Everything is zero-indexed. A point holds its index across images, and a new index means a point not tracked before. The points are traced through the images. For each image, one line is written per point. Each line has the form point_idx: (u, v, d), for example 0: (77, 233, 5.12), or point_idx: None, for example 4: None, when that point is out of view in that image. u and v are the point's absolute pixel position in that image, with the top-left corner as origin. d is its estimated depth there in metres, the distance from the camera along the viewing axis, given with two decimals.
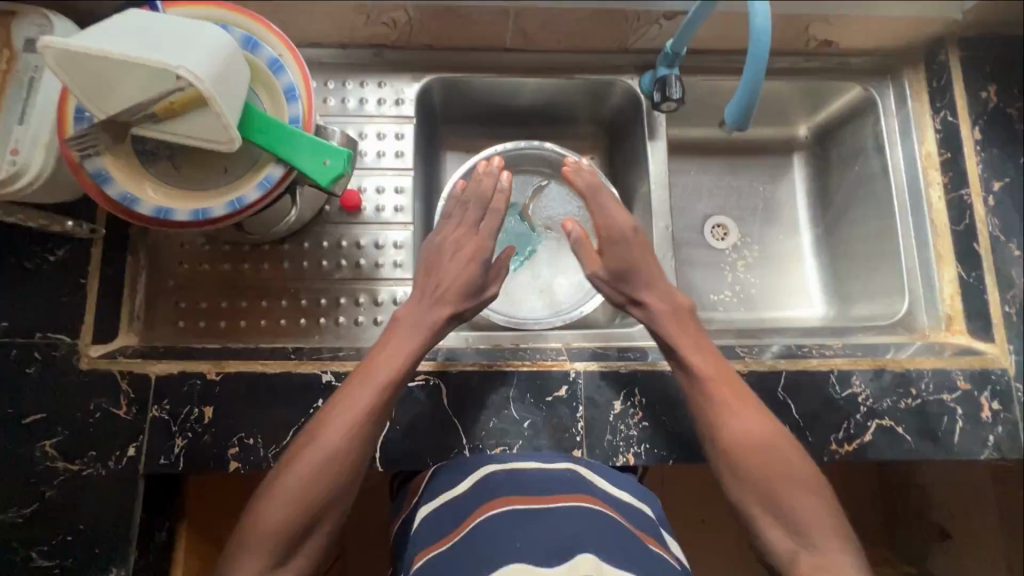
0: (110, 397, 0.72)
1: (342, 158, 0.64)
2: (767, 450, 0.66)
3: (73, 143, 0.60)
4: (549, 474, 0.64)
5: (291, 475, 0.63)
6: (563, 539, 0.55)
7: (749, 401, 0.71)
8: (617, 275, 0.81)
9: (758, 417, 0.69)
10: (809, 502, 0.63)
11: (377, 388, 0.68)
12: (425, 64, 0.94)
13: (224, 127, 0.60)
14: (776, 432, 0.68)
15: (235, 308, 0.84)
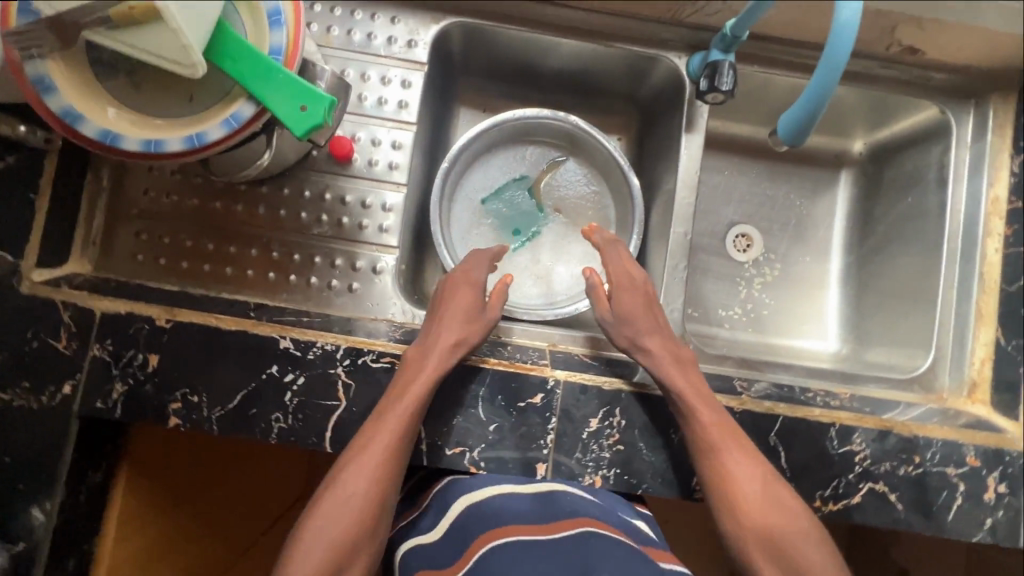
0: (49, 327, 0.66)
1: (323, 106, 0.55)
2: (771, 505, 0.66)
3: (10, 39, 0.51)
4: (539, 502, 0.66)
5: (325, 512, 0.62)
6: (573, 564, 0.59)
7: (748, 453, 0.68)
8: (629, 317, 0.78)
9: (757, 473, 0.67)
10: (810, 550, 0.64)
11: (393, 435, 0.64)
12: (445, 2, 0.81)
13: (181, 49, 0.51)
14: (774, 484, 0.67)
15: (201, 250, 0.77)
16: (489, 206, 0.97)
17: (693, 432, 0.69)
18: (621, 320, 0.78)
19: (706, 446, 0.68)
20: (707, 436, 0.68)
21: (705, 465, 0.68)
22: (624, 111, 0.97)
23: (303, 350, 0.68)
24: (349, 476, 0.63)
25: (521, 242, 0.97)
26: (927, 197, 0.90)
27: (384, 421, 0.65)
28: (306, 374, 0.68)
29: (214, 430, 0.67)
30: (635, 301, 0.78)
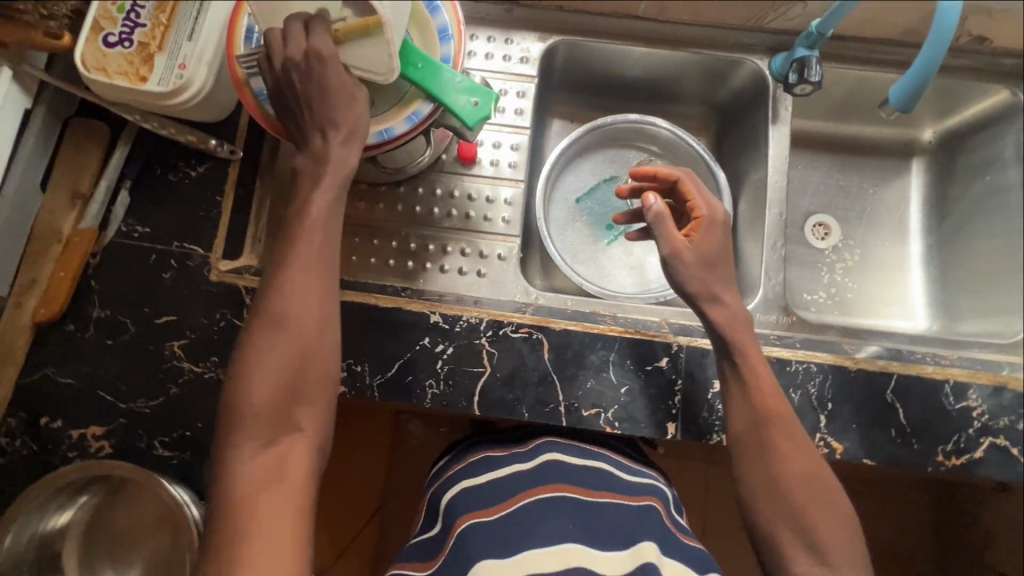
0: (234, 309, 0.77)
1: (490, 100, 0.65)
2: (814, 491, 0.64)
3: (241, 60, 0.63)
4: (589, 468, 0.68)
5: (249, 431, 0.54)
6: (619, 530, 0.61)
7: (799, 437, 0.67)
8: (705, 262, 0.71)
9: (806, 456, 0.66)
10: (844, 546, 0.62)
11: (302, 295, 0.57)
12: (552, 24, 0.93)
13: (387, 57, 0.63)
14: (822, 474, 0.65)
15: (348, 244, 0.87)
16: (581, 204, 1.06)
17: (749, 398, 0.69)
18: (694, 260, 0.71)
19: (757, 419, 0.68)
20: (765, 405, 0.68)
21: (753, 438, 0.67)
22: (704, 112, 1.06)
23: (452, 323, 0.77)
24: (258, 388, 0.55)
25: (613, 236, 1.05)
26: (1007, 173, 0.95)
27: (269, 321, 0.56)
28: (455, 344, 0.76)
29: (375, 396, 0.75)
30: (715, 244, 0.72)
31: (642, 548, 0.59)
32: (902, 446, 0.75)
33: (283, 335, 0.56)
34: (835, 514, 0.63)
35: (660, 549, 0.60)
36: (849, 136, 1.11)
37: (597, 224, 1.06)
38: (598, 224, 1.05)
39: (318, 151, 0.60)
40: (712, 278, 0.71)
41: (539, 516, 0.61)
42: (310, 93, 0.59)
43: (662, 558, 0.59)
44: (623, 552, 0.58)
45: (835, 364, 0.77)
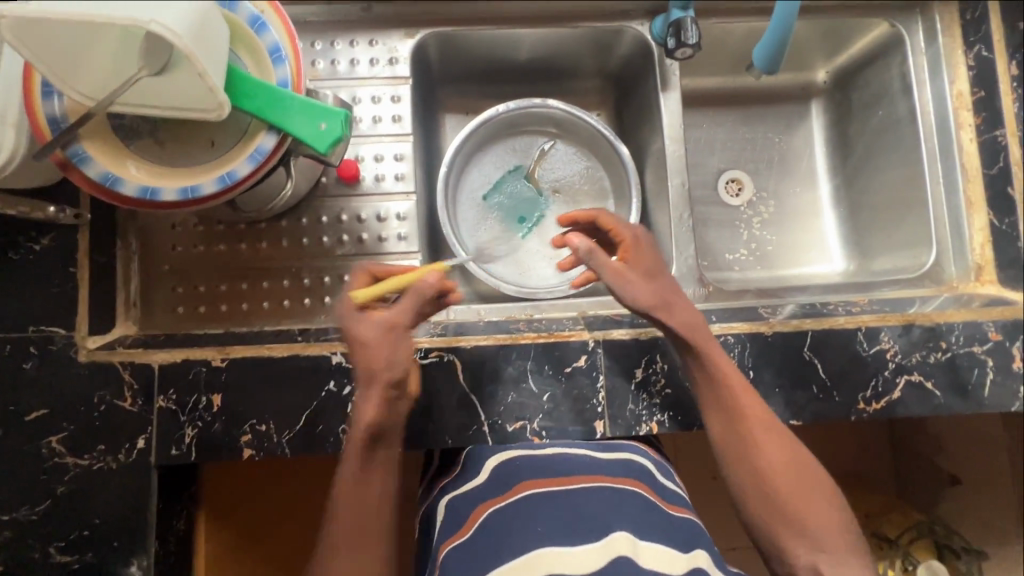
0: (112, 389, 0.70)
1: (340, 120, 0.59)
2: (794, 476, 0.66)
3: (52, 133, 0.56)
4: (565, 459, 0.66)
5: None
6: (592, 517, 0.57)
7: (775, 430, 0.69)
8: (649, 280, 0.73)
9: (780, 441, 0.68)
10: (830, 516, 0.64)
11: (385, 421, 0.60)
12: (416, 17, 0.86)
13: (211, 93, 0.54)
14: (797, 459, 0.67)
15: (235, 291, 0.80)
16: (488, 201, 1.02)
17: (727, 400, 0.69)
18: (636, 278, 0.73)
19: (739, 419, 0.69)
20: (739, 404, 0.69)
21: (739, 438, 0.68)
22: (600, 84, 1.02)
23: (356, 361, 0.72)
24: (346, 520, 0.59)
25: (526, 227, 1.01)
26: (896, 105, 0.95)
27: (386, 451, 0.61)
28: None
29: (287, 453, 0.70)
30: (649, 259, 0.75)
31: (614, 539, 0.54)
32: (824, 401, 0.76)
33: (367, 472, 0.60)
34: (817, 496, 0.65)
35: (634, 536, 0.55)
36: (747, 88, 1.09)
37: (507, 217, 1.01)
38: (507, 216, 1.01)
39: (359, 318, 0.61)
40: (661, 287, 0.73)
41: (513, 521, 0.58)
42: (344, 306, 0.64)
43: (638, 544, 0.55)
44: (594, 544, 0.54)
45: (751, 331, 0.76)
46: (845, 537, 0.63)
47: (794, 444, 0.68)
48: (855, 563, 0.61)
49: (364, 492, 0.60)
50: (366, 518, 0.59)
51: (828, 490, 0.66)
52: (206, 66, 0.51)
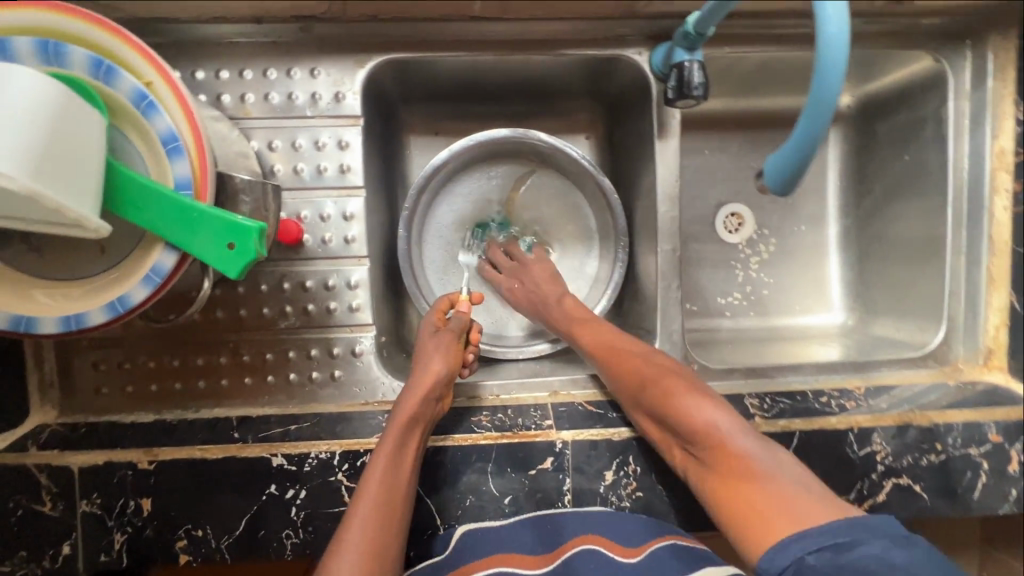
0: (29, 493, 0.63)
1: (254, 237, 0.48)
2: (689, 395, 0.61)
3: None
4: (516, 526, 0.66)
5: (347, 542, 0.56)
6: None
7: (659, 361, 0.66)
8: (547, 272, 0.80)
9: (664, 370, 0.65)
10: (762, 461, 0.55)
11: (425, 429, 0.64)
12: (367, 40, 0.71)
13: (76, 219, 0.42)
14: (688, 381, 0.63)
15: (166, 368, 0.71)
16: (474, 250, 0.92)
17: (602, 350, 0.70)
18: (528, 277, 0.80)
19: (628, 383, 0.67)
20: (614, 350, 0.69)
21: (626, 379, 0.67)
22: (589, 108, 0.88)
23: (299, 464, 0.66)
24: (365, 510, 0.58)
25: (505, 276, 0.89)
26: (927, 153, 0.82)
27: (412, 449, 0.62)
28: (307, 486, 0.66)
29: (228, 558, 0.65)
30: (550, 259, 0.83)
31: None
32: None
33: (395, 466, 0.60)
34: (719, 411, 0.59)
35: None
36: (758, 110, 0.95)
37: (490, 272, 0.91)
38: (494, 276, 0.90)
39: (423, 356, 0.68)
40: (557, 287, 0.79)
41: None
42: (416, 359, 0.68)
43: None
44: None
45: None
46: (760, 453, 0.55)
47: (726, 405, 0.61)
48: (777, 478, 0.53)
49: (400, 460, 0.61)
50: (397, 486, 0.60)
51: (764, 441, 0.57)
52: (59, 195, 0.40)
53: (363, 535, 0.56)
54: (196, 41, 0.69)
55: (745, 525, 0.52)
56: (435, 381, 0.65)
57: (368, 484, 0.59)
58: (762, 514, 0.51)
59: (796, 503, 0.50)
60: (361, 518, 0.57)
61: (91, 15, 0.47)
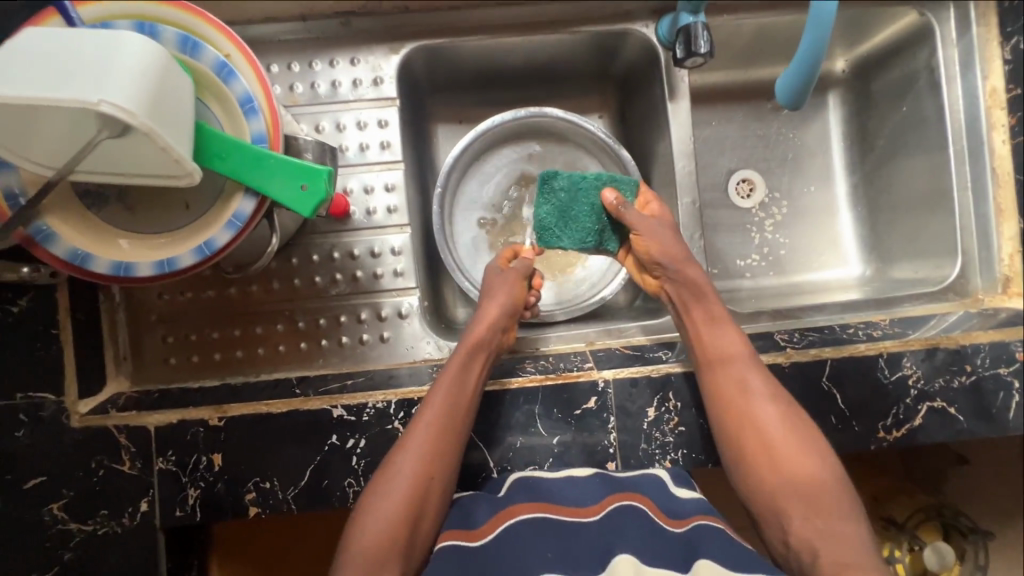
0: (110, 453, 0.67)
1: (322, 180, 0.54)
2: (795, 442, 0.64)
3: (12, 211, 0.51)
4: (572, 480, 0.67)
5: (405, 461, 0.63)
6: (598, 544, 0.61)
7: (782, 399, 0.67)
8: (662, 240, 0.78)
9: (781, 411, 0.66)
10: (840, 520, 0.59)
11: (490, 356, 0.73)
12: (399, 30, 0.79)
13: (175, 161, 0.49)
14: (797, 426, 0.65)
15: (228, 338, 0.77)
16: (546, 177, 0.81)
17: (719, 358, 0.70)
18: (667, 238, 0.76)
19: (723, 357, 0.69)
20: (733, 365, 0.69)
21: (735, 406, 0.67)
22: (602, 88, 0.94)
23: (357, 414, 0.69)
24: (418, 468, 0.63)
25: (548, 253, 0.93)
26: (923, 102, 0.87)
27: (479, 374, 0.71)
28: (366, 435, 0.69)
29: (294, 509, 0.69)
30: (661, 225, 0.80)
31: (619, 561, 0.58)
32: (843, 431, 0.73)
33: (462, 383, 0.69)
34: (816, 463, 0.63)
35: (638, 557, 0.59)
36: (758, 81, 1.02)
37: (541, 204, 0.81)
38: (547, 206, 0.81)
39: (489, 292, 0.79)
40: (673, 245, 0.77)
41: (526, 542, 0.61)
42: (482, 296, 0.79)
43: (641, 567, 0.58)
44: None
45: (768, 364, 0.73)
46: (843, 506, 0.61)
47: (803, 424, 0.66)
48: (851, 532, 0.58)
49: (466, 386, 0.69)
50: (460, 409, 0.67)
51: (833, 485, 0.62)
52: (166, 135, 0.47)
53: (419, 454, 0.63)
54: (247, 40, 0.77)
55: (815, 556, 0.58)
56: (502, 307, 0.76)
57: (434, 396, 0.67)
58: (836, 550, 0.57)
59: (867, 557, 0.56)
60: (422, 426, 0.65)
61: (176, 0, 0.55)
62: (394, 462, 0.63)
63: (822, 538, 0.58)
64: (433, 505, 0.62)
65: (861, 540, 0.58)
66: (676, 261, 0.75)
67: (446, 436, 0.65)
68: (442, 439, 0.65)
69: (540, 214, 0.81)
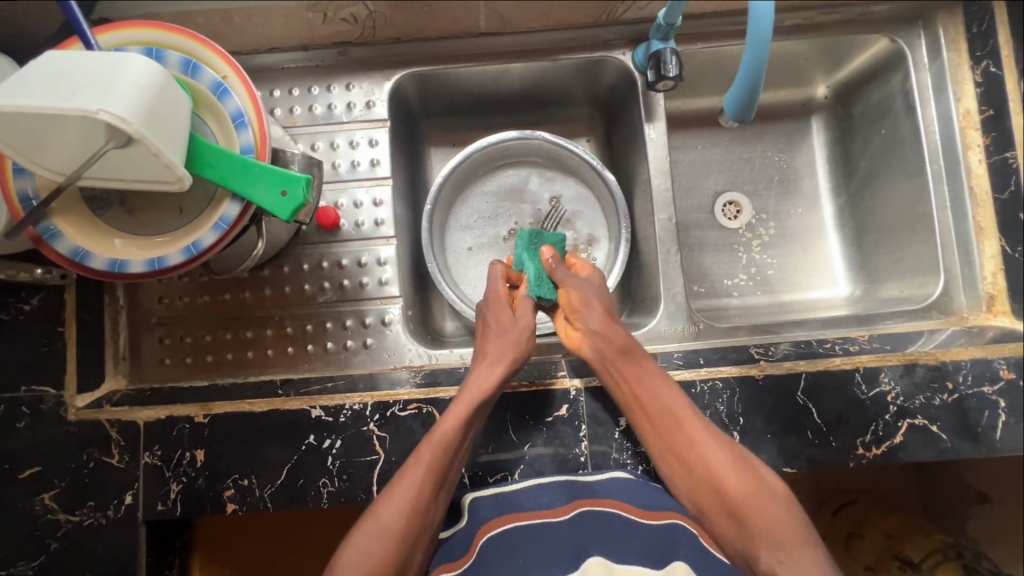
0: (101, 446, 0.71)
1: (301, 186, 0.59)
2: (749, 482, 0.64)
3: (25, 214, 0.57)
4: (537, 486, 0.67)
5: (387, 513, 0.60)
6: (569, 548, 0.62)
7: (721, 439, 0.67)
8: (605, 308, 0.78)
9: (727, 455, 0.66)
10: (804, 557, 0.58)
11: (486, 408, 0.70)
12: (392, 59, 0.86)
13: (168, 167, 0.54)
14: (747, 468, 0.65)
15: (221, 341, 0.83)
16: (521, 239, 0.81)
17: (660, 418, 0.68)
18: (591, 292, 0.78)
19: (666, 411, 0.68)
20: (678, 418, 0.68)
21: (682, 446, 0.67)
22: (586, 113, 0.98)
23: (335, 415, 0.72)
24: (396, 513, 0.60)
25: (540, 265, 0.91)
26: (899, 123, 0.90)
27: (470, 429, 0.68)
28: (342, 436, 0.71)
29: (270, 508, 0.70)
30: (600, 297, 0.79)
31: (590, 565, 0.60)
32: (820, 446, 0.72)
33: (456, 441, 0.65)
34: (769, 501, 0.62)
35: (609, 560, 0.61)
36: None
37: (529, 263, 0.81)
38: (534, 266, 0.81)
39: (502, 339, 0.75)
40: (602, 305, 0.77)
41: (500, 556, 0.62)
42: (487, 337, 0.76)
43: (612, 567, 0.60)
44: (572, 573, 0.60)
45: (741, 375, 0.74)
46: (804, 541, 0.59)
47: (749, 461, 0.66)
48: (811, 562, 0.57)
49: (461, 438, 0.66)
50: (451, 461, 0.65)
51: (795, 531, 0.60)
52: (159, 143, 0.52)
53: (403, 508, 0.60)
54: (253, 69, 0.84)
55: None
56: (511, 361, 0.72)
57: (422, 455, 0.64)
58: None
59: None
60: (406, 486, 0.62)
61: (181, 29, 0.61)
62: (376, 516, 0.60)
63: (786, 569, 0.57)
64: (419, 556, 0.61)
65: (822, 569, 0.56)
66: (597, 317, 0.76)
67: (434, 490, 0.63)
68: (428, 492, 0.62)
69: (531, 274, 0.80)
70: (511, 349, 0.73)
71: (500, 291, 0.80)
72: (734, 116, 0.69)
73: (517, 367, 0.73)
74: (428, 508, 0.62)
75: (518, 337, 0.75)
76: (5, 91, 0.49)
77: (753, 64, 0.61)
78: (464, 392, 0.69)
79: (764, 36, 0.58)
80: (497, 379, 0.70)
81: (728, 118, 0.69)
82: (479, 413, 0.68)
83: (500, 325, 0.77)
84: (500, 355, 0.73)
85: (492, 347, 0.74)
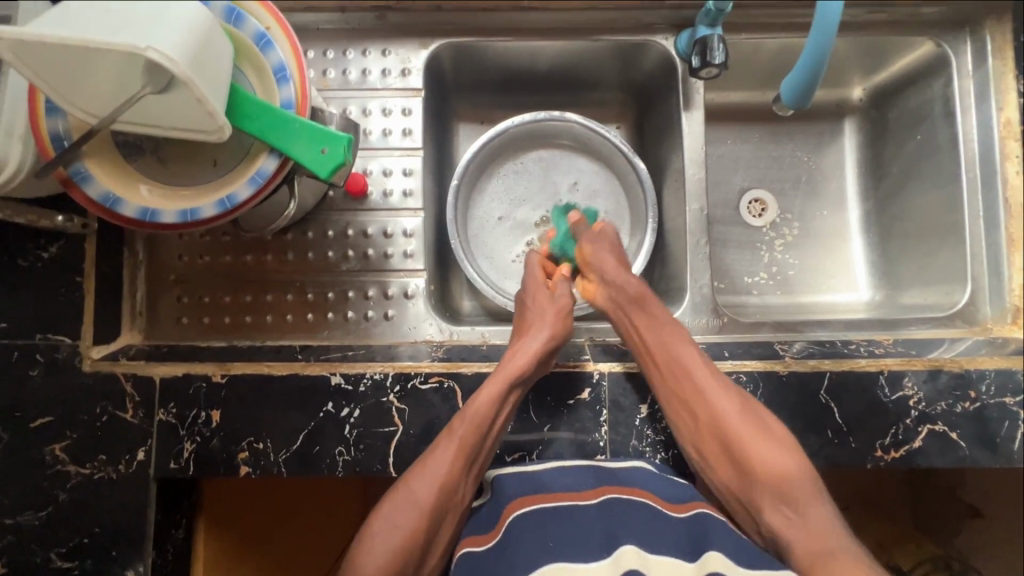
0: (115, 400, 0.69)
1: (341, 145, 0.57)
2: (755, 435, 0.65)
3: (58, 155, 0.55)
4: (564, 468, 0.65)
5: (420, 489, 0.61)
6: (599, 534, 0.60)
7: (730, 387, 0.69)
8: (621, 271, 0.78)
9: (735, 408, 0.67)
10: (814, 512, 0.62)
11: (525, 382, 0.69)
12: (431, 27, 0.84)
13: (209, 115, 0.53)
14: (754, 415, 0.66)
15: (239, 303, 0.82)
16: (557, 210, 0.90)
17: (670, 370, 0.70)
18: (604, 247, 0.80)
19: (673, 361, 0.70)
20: (689, 371, 0.69)
21: (686, 396, 0.69)
22: (620, 98, 0.96)
23: (355, 384, 0.71)
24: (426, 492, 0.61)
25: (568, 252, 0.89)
26: (937, 130, 0.89)
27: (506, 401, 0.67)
28: (361, 406, 0.70)
29: (283, 473, 0.69)
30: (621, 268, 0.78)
31: (622, 554, 0.58)
32: (840, 446, 0.72)
33: (487, 414, 0.65)
34: (778, 451, 0.64)
35: (642, 548, 0.59)
36: None
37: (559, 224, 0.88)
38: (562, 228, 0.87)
39: (538, 315, 0.76)
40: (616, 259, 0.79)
41: (527, 539, 0.60)
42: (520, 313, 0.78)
43: (646, 556, 0.58)
44: (604, 560, 0.58)
45: (766, 370, 0.73)
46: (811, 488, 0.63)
47: (753, 408, 0.67)
48: (819, 517, 0.61)
49: (496, 414, 0.66)
50: (484, 439, 0.65)
51: (807, 486, 0.63)
52: (203, 88, 0.50)
53: (435, 485, 0.62)
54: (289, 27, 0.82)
55: (788, 545, 0.61)
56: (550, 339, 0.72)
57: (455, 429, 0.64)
58: (807, 538, 0.60)
59: (837, 540, 0.59)
60: (436, 463, 0.62)
61: None
62: (409, 491, 0.62)
63: (791, 526, 0.62)
64: (445, 528, 0.63)
65: (830, 524, 0.61)
66: (609, 265, 0.78)
67: (466, 466, 0.64)
68: (461, 468, 0.63)
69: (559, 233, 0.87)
70: (544, 323, 0.74)
71: (535, 271, 0.82)
72: (790, 103, 0.69)
73: (557, 344, 0.72)
74: (459, 482, 0.63)
75: (562, 315, 0.76)
76: (53, 23, 0.47)
77: (815, 52, 0.62)
78: (501, 368, 0.68)
79: (832, 18, 0.59)
80: (534, 356, 0.69)
81: (783, 105, 0.70)
82: (517, 387, 0.68)
83: (529, 297, 0.79)
84: (536, 331, 0.73)
85: (524, 324, 0.75)
